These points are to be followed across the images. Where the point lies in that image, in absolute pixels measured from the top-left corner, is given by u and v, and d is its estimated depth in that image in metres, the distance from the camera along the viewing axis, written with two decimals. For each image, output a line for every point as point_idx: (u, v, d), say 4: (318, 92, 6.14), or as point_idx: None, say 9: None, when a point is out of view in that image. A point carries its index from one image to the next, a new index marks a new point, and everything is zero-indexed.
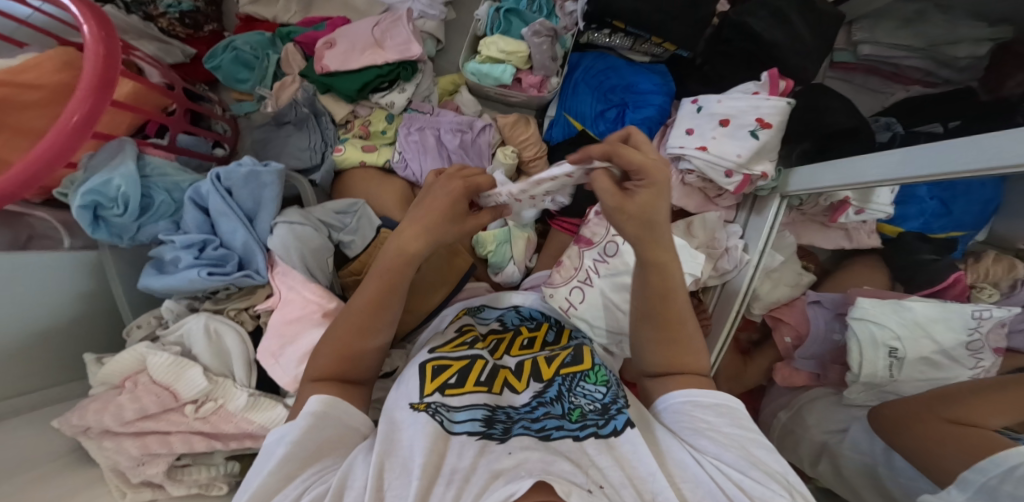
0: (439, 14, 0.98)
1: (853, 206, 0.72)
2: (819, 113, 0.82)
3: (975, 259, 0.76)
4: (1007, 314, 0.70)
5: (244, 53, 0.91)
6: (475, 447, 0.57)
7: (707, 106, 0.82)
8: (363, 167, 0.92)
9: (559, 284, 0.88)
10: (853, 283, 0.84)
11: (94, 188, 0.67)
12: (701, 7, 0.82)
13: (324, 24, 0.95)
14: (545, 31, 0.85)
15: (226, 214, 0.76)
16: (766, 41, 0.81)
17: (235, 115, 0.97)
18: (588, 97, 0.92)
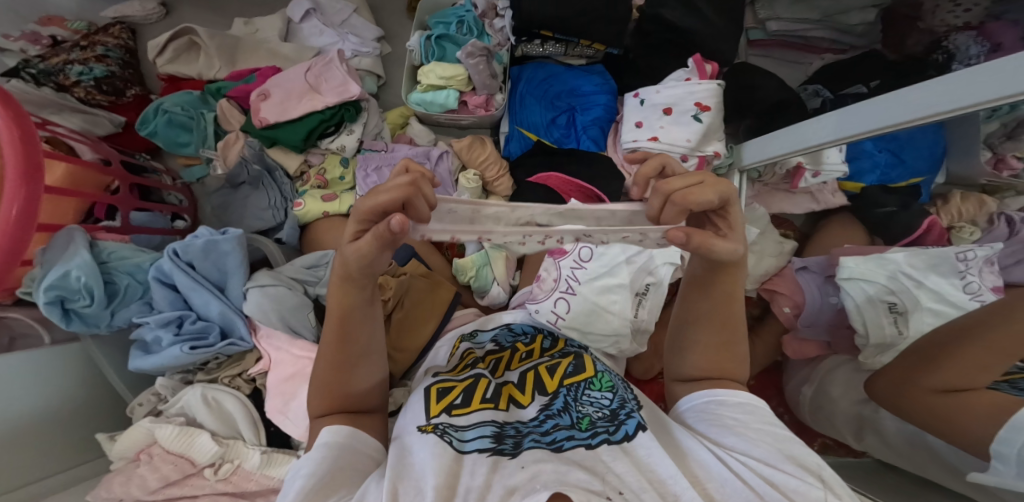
0: (372, 50, 1.02)
1: (808, 169, 0.71)
2: (750, 91, 0.82)
3: (944, 200, 0.74)
4: (990, 251, 0.68)
5: (177, 115, 0.89)
6: (486, 464, 0.53)
7: (648, 98, 0.82)
8: (326, 218, 0.90)
9: (542, 298, 0.85)
10: (835, 242, 0.80)
11: (55, 283, 0.66)
12: (618, 5, 0.83)
13: (254, 75, 0.95)
14: (478, 52, 0.86)
15: (197, 287, 0.76)
16: (682, 30, 0.83)
17: (187, 182, 0.97)
18: (537, 107, 0.92)
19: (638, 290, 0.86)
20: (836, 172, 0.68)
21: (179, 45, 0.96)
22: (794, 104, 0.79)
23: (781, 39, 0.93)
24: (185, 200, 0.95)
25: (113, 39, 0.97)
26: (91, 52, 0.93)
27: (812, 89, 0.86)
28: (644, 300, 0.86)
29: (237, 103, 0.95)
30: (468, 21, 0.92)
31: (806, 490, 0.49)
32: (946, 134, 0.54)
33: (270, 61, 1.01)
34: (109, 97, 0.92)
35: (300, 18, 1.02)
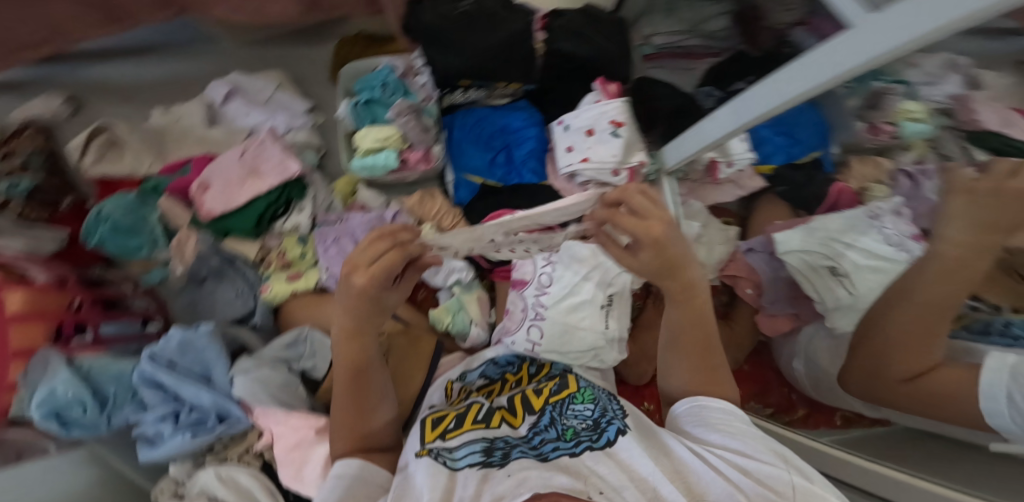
0: (305, 122, 1.08)
1: (722, 162, 0.79)
2: (652, 102, 0.93)
3: (845, 168, 0.78)
4: (895, 204, 0.70)
5: (122, 219, 0.90)
6: (476, 476, 0.57)
7: (571, 124, 0.90)
8: (296, 297, 0.93)
9: (515, 328, 0.86)
10: (766, 221, 0.86)
11: (46, 400, 0.69)
12: (522, 44, 0.89)
13: (189, 167, 0.97)
14: (407, 110, 0.92)
15: (183, 382, 0.77)
16: (581, 58, 0.92)
17: (148, 286, 0.96)
18: (474, 151, 0.97)
19: (603, 303, 0.85)
20: (746, 160, 0.78)
21: (100, 145, 0.97)
22: (689, 105, 0.89)
23: (670, 51, 1.02)
24: (151, 303, 0.95)
25: (29, 141, 0.92)
26: (11, 163, 0.88)
27: (705, 90, 0.91)
28: (610, 311, 0.85)
29: (178, 197, 0.95)
30: (391, 83, 0.95)
31: (787, 481, 0.51)
32: (823, 113, 0.63)
33: (200, 148, 1.04)
34: (46, 209, 0.90)
35: (222, 99, 1.07)
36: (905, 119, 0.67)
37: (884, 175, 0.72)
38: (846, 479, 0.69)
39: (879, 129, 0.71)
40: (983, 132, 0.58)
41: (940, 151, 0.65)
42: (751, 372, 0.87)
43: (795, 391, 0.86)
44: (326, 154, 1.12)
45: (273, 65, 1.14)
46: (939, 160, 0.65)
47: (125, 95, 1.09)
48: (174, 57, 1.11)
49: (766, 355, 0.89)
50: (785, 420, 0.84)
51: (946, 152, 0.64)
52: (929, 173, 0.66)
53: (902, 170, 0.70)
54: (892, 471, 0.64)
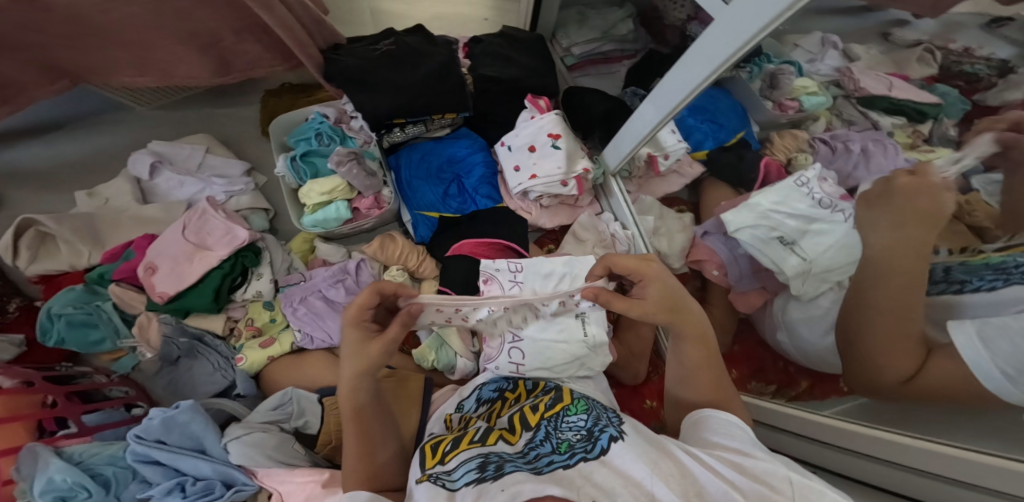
0: (245, 185, 1.07)
1: (659, 155, 0.87)
2: (584, 110, 0.99)
3: (769, 142, 0.82)
4: (818, 170, 0.72)
5: (74, 315, 0.89)
6: (472, 493, 0.46)
7: (513, 144, 0.92)
8: (272, 361, 0.91)
9: (496, 354, 0.78)
10: (716, 201, 0.87)
11: (45, 489, 0.62)
12: (449, 76, 0.93)
13: (130, 250, 0.94)
14: (346, 158, 0.92)
15: (179, 456, 0.69)
16: (507, 79, 0.99)
17: (122, 374, 0.94)
18: (426, 188, 0.98)
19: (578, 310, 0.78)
20: (681, 151, 0.85)
21: (31, 240, 0.93)
22: (616, 107, 0.96)
23: (591, 58, 1.09)
24: (130, 390, 0.90)
25: None
26: None
27: (629, 90, 0.97)
28: (587, 316, 0.78)
29: (128, 284, 0.94)
30: (325, 131, 0.98)
31: (787, 478, 0.42)
32: (735, 96, 0.74)
33: (139, 229, 1.00)
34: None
35: (149, 174, 1.04)
36: (805, 94, 0.77)
37: (803, 144, 0.78)
38: (851, 448, 0.60)
39: (785, 106, 0.80)
40: (873, 96, 0.71)
41: (842, 116, 0.76)
42: (741, 352, 0.85)
43: (791, 363, 0.79)
44: (276, 217, 1.11)
45: (199, 129, 1.16)
46: (844, 125, 0.75)
47: (51, 181, 1.09)
48: (96, 132, 1.14)
49: (750, 332, 0.87)
50: (791, 395, 0.77)
51: (849, 117, 0.75)
52: (837, 136, 0.75)
53: (817, 138, 0.77)
54: (899, 437, 0.55)
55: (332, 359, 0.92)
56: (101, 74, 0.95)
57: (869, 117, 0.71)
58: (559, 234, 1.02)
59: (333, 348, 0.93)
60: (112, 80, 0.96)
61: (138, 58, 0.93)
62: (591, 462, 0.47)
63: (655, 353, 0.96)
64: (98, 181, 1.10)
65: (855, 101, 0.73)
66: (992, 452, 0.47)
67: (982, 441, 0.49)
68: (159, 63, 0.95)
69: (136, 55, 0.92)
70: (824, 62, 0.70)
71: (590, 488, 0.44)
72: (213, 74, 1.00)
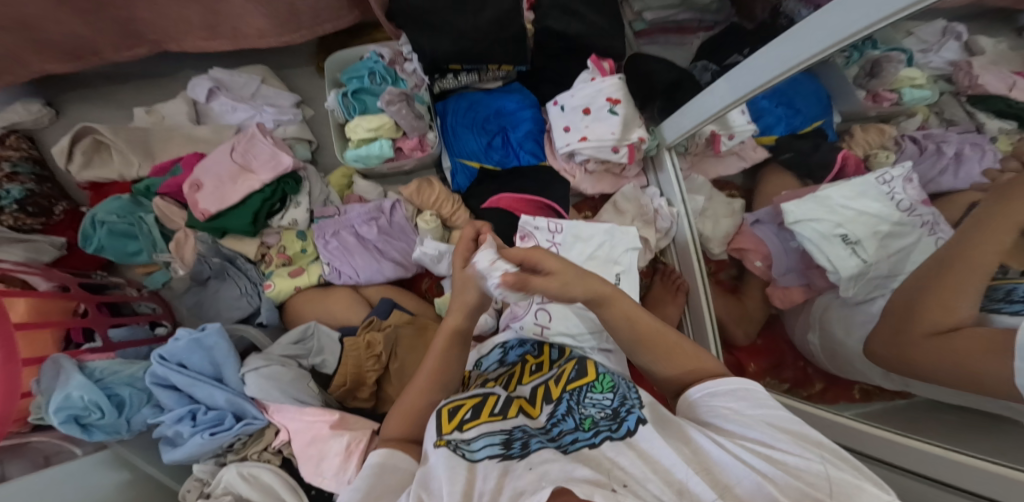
0: (295, 116, 1.05)
1: (723, 135, 0.81)
2: (648, 77, 0.94)
3: (850, 136, 0.70)
4: (904, 171, 0.67)
5: (116, 223, 0.91)
6: (497, 468, 0.48)
7: (567, 104, 0.89)
8: (299, 291, 0.93)
9: (522, 314, 0.79)
10: (773, 191, 0.81)
11: (61, 405, 0.64)
12: (509, 25, 0.88)
13: (178, 166, 0.95)
14: (397, 98, 0.88)
15: (196, 383, 0.73)
16: (573, 35, 0.93)
17: (154, 289, 0.97)
18: (469, 136, 0.96)
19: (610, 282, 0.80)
20: (747, 133, 0.78)
21: (86, 148, 0.95)
22: (684, 81, 0.92)
23: (663, 26, 1.02)
24: (157, 306, 0.95)
25: (21, 152, 0.97)
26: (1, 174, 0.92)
27: (700, 65, 0.95)
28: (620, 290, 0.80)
29: (172, 199, 0.95)
30: (378, 71, 0.93)
31: (823, 474, 0.41)
32: (820, 80, 0.63)
33: (190, 147, 1.01)
34: (40, 218, 0.93)
35: (205, 98, 1.03)
36: (909, 85, 0.62)
37: (889, 141, 0.68)
38: (861, 452, 0.62)
39: (881, 97, 0.66)
40: None
41: (944, 115, 0.63)
42: (764, 346, 0.83)
43: (812, 365, 0.78)
44: (318, 149, 1.11)
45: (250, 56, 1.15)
46: (942, 125, 0.64)
47: (105, 95, 1.10)
48: None
49: (779, 328, 0.83)
50: (803, 396, 0.76)
51: (951, 117, 0.62)
52: (930, 135, 0.65)
53: (907, 135, 0.67)
54: (925, 446, 0.54)
55: (356, 297, 0.94)
56: (174, 38, 0.96)
57: (975, 118, 0.60)
58: (598, 202, 1.01)
59: (358, 286, 0.95)
60: (181, 43, 0.97)
61: (214, 18, 0.92)
62: (618, 443, 0.48)
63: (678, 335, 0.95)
64: (151, 99, 1.11)
65: (965, 99, 0.60)
66: (993, 460, 0.48)
67: (993, 453, 0.49)
68: (229, 20, 0.93)
69: (208, 10, 0.91)
70: (940, 54, 0.58)
71: (619, 473, 0.44)
72: (276, 28, 0.94)
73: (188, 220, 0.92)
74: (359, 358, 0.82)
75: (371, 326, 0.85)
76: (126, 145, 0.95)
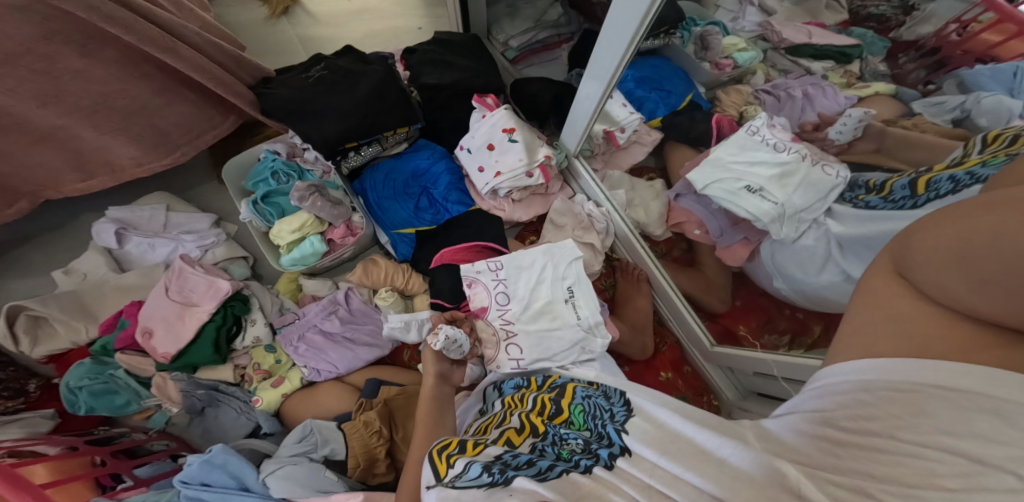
0: (218, 237, 1.06)
1: (615, 130, 0.89)
2: (532, 100, 0.97)
3: (718, 101, 0.90)
4: (766, 119, 0.78)
5: (92, 385, 0.88)
6: (483, 495, 0.44)
7: (471, 146, 0.92)
8: (288, 398, 0.93)
9: (495, 355, 0.79)
10: (680, 166, 0.89)
11: None
12: (386, 93, 0.91)
13: (123, 319, 0.95)
14: (308, 192, 0.89)
15: (226, 495, 0.70)
16: (449, 84, 0.97)
17: (158, 429, 0.93)
18: (395, 205, 0.97)
19: (564, 298, 0.83)
20: (635, 121, 0.89)
21: (26, 326, 0.93)
22: (563, 91, 0.95)
23: (531, 48, 1.07)
24: (171, 441, 0.90)
25: None
26: None
27: (575, 73, 0.94)
28: (576, 301, 0.83)
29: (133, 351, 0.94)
30: (280, 168, 0.95)
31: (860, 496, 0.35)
32: (671, 61, 0.90)
33: (125, 297, 1.00)
34: (19, 399, 0.90)
35: (117, 242, 1.03)
36: (736, 51, 0.93)
37: (750, 97, 0.88)
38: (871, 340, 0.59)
39: (722, 65, 0.93)
40: (795, 45, 0.91)
41: (776, 67, 0.93)
42: (744, 306, 0.86)
43: (798, 310, 0.77)
44: (256, 262, 1.12)
45: (155, 185, 1.15)
46: (780, 74, 0.93)
47: (25, 266, 1.09)
48: (51, 207, 1.13)
49: (749, 284, 0.86)
50: (806, 342, 0.73)
51: (782, 66, 0.93)
52: (777, 87, 0.89)
53: (760, 90, 0.90)
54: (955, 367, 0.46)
55: (342, 385, 0.93)
56: (51, 184, 0.93)
57: (800, 65, 0.89)
58: (538, 225, 1.01)
59: (342, 377, 0.94)
60: (64, 188, 0.95)
61: (75, 156, 0.90)
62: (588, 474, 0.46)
63: (658, 322, 0.95)
64: (71, 257, 1.09)
65: (783, 51, 0.93)
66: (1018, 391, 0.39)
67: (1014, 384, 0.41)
68: (97, 154, 0.91)
69: (69, 153, 0.89)
70: (747, 20, 0.95)
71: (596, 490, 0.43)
72: (156, 150, 0.95)
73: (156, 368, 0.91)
74: (364, 439, 0.80)
75: (364, 408, 0.85)
76: (62, 313, 0.95)
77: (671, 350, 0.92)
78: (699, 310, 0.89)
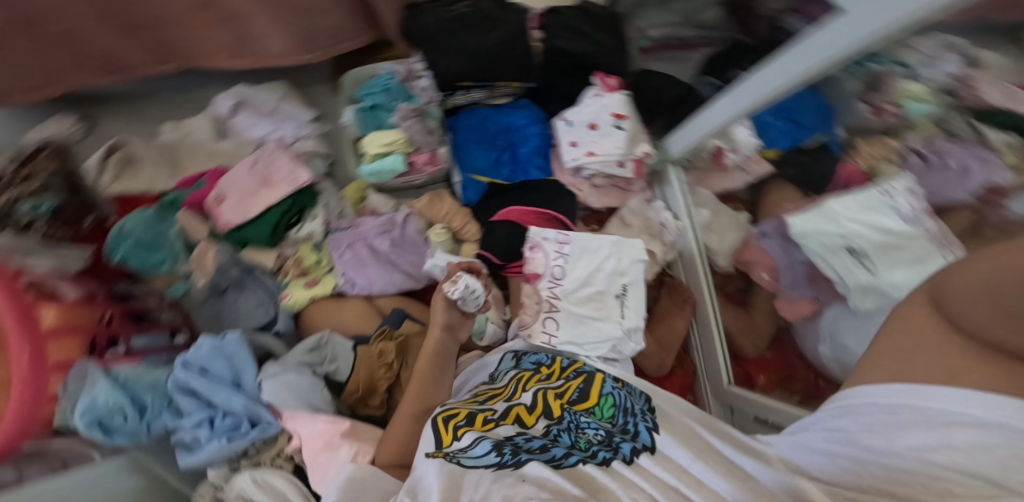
0: (311, 132, 1.10)
1: (727, 149, 0.86)
2: (654, 92, 0.98)
3: (853, 149, 0.77)
4: (908, 182, 0.71)
5: (143, 235, 0.89)
6: (490, 476, 0.46)
7: (574, 118, 0.91)
8: (314, 303, 0.95)
9: (531, 322, 0.81)
10: (777, 204, 0.84)
11: (87, 408, 0.66)
12: (518, 45, 0.91)
13: (202, 180, 0.98)
14: (411, 114, 0.96)
15: (216, 389, 0.76)
16: (578, 54, 0.95)
17: (171, 300, 0.93)
18: (479, 152, 0.98)
19: (616, 293, 0.83)
20: (751, 148, 0.84)
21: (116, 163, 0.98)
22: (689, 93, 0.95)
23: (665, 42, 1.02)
24: (175, 316, 0.92)
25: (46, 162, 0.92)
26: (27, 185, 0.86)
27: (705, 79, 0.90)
28: (626, 300, 0.82)
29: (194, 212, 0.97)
30: (392, 87, 0.98)
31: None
32: (825, 95, 0.68)
33: (212, 161, 1.05)
34: (70, 228, 0.89)
35: (229, 110, 1.08)
36: None
37: (893, 154, 0.74)
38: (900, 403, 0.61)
39: (882, 111, 0.72)
40: None
41: None
42: (773, 358, 0.83)
43: (823, 376, 0.73)
44: (335, 162, 1.14)
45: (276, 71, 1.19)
46: None
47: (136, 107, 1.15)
48: None
49: (788, 340, 0.83)
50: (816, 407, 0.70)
51: None
52: None
53: (912, 148, 0.74)
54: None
55: (370, 309, 0.95)
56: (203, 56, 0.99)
57: None
58: (604, 216, 1.01)
59: (372, 297, 0.96)
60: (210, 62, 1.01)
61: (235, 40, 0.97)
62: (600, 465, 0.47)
63: (685, 348, 0.95)
64: (184, 115, 1.16)
65: None
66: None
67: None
68: (252, 42, 0.98)
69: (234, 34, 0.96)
70: None
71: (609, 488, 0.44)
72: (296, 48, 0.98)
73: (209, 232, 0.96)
74: (372, 367, 0.83)
75: (384, 336, 0.86)
76: (154, 159, 1.01)
77: (684, 376, 0.92)
78: (729, 349, 0.89)
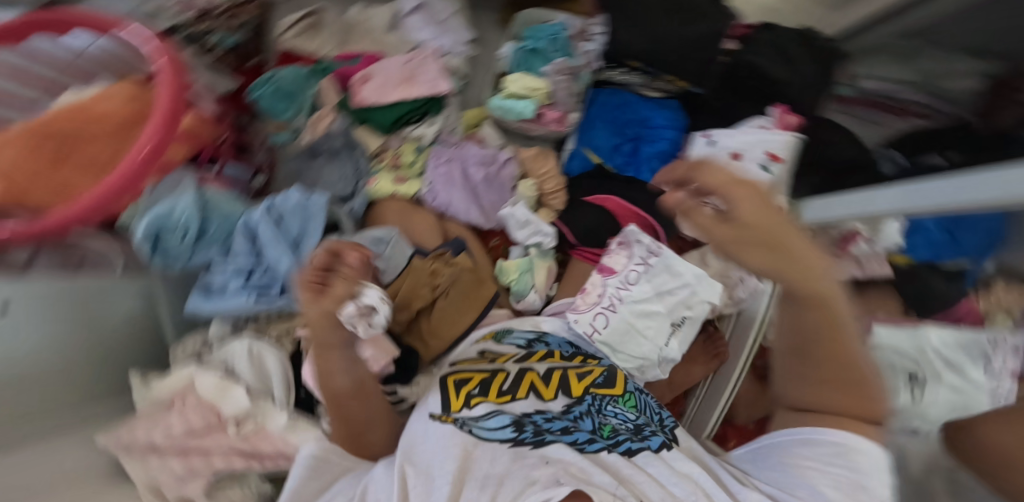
0: (463, 52, 1.07)
1: (863, 237, 0.79)
2: (824, 146, 0.91)
3: None
4: None
5: (284, 85, 0.90)
6: (510, 454, 0.57)
7: (721, 141, 0.89)
8: (394, 198, 0.95)
9: (584, 310, 0.83)
10: (867, 309, 0.87)
11: (160, 216, 0.64)
12: (708, 47, 0.88)
13: (359, 59, 1.00)
14: (565, 71, 0.98)
15: (274, 244, 0.75)
16: (774, 79, 0.90)
17: (270, 145, 0.91)
18: (604, 131, 0.97)
19: (674, 320, 0.83)
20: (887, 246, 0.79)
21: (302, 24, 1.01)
22: (868, 167, 0.87)
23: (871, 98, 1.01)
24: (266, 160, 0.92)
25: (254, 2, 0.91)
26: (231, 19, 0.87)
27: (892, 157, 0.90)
28: (678, 332, 0.82)
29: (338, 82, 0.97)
30: (558, 38, 0.99)
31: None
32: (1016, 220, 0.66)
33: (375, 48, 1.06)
34: (237, 62, 0.90)
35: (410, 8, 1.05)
36: None
37: None
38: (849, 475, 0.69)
39: None
40: None
41: None
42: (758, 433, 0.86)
43: None
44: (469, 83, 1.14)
45: None
46: None
47: None
48: None
49: None
50: None
51: None
52: None
53: None
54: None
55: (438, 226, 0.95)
56: None
57: None
58: (685, 244, 1.00)
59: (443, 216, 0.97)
60: None
61: None
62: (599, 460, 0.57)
63: (686, 393, 0.96)
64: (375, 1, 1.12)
65: None
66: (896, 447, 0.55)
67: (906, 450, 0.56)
68: None
69: None
70: None
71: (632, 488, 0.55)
72: None
73: (338, 101, 0.96)
74: (417, 282, 0.81)
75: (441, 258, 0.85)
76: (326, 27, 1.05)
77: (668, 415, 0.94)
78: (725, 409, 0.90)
